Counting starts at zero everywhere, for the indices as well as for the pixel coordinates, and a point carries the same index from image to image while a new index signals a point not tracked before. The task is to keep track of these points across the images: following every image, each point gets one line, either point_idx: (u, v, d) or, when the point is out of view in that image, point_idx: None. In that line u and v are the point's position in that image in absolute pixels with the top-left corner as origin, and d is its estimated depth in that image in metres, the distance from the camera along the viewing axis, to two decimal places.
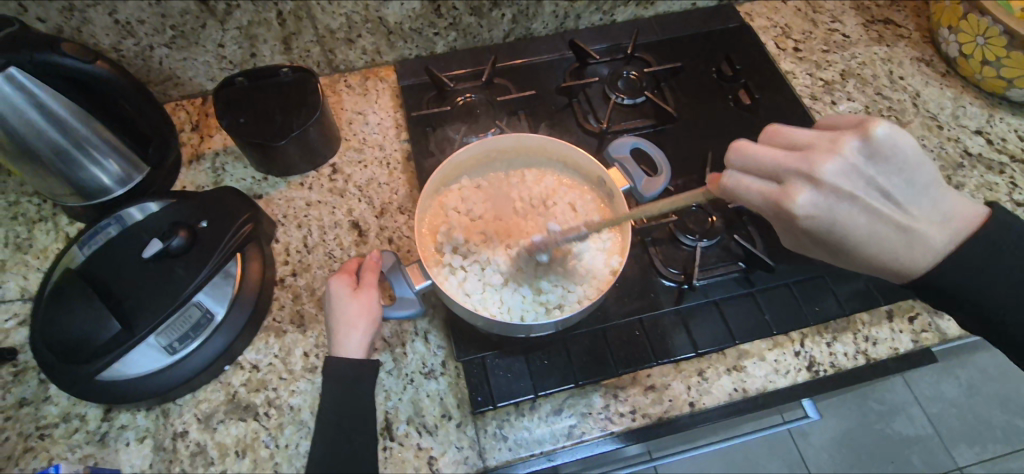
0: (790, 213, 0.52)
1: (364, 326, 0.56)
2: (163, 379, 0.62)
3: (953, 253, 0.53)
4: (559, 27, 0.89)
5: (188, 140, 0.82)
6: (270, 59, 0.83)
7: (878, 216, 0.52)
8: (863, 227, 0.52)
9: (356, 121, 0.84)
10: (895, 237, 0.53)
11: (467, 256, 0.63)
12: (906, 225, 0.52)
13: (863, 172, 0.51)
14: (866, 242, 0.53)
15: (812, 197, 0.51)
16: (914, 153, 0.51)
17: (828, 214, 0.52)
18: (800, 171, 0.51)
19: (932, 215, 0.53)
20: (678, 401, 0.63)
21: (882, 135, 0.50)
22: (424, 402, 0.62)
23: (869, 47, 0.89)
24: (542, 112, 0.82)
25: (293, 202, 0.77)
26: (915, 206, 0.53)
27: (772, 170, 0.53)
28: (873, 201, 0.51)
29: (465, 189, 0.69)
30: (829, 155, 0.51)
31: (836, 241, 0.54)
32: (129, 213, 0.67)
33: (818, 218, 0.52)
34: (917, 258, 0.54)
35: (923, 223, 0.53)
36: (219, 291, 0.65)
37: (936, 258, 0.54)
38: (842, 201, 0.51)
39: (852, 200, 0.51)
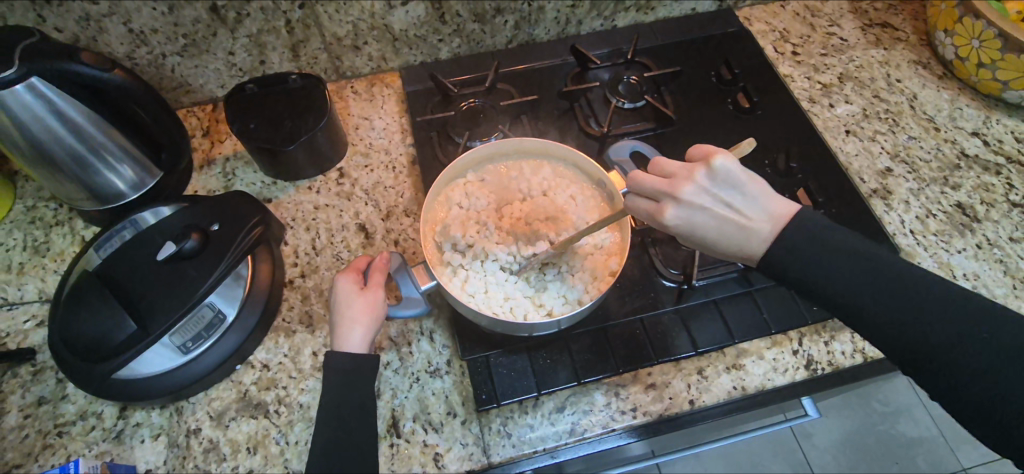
0: (663, 224, 0.56)
1: (367, 323, 0.58)
2: (175, 378, 0.64)
3: (897, 296, 0.49)
4: (561, 33, 0.91)
5: (199, 145, 0.84)
6: (279, 66, 0.85)
7: (725, 223, 0.54)
8: (711, 232, 0.55)
9: (363, 126, 0.86)
10: (735, 235, 0.54)
11: (470, 253, 0.64)
12: (746, 230, 0.53)
13: (708, 190, 0.54)
14: (728, 250, 0.56)
15: (679, 211, 0.55)
16: (740, 169, 0.53)
17: (693, 223, 0.55)
18: (663, 192, 0.55)
19: (755, 209, 0.54)
20: (677, 398, 0.65)
21: (719, 163, 0.53)
22: (429, 400, 0.64)
23: (866, 50, 0.90)
24: (544, 116, 0.83)
25: (302, 205, 0.79)
26: (749, 206, 0.54)
27: (642, 191, 0.57)
28: (721, 211, 0.54)
29: (470, 184, 0.70)
30: (680, 179, 0.54)
31: (700, 241, 0.57)
32: (142, 217, 0.70)
33: (682, 226, 0.55)
34: (754, 250, 0.54)
35: (756, 225, 0.53)
36: (230, 293, 0.67)
37: (778, 247, 0.52)
38: (697, 216, 0.54)
39: (703, 212, 0.54)
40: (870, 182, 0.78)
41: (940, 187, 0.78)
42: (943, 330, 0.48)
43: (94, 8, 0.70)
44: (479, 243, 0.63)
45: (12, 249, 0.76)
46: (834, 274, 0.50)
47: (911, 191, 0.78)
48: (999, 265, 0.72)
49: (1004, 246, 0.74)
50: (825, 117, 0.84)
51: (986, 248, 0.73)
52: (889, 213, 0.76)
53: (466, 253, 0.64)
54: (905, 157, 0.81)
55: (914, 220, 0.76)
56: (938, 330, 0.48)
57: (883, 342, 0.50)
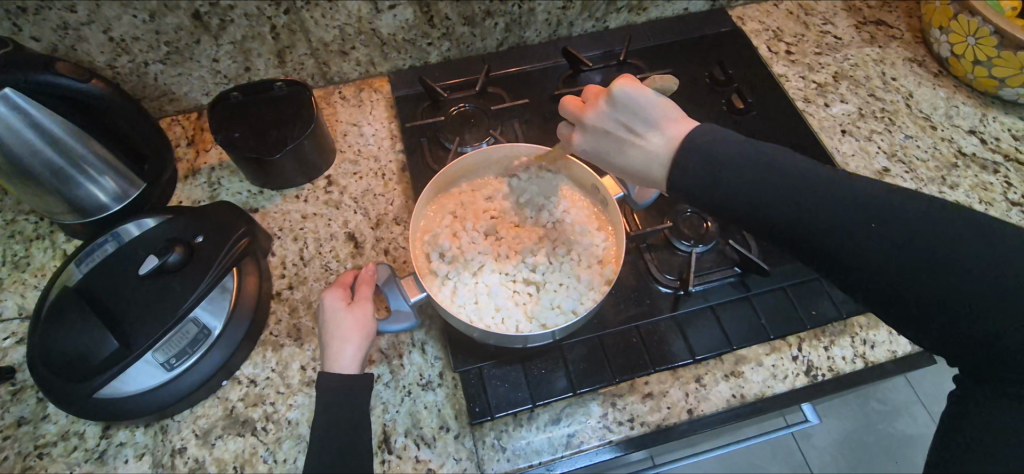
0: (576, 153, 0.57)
1: (358, 339, 0.56)
2: (162, 395, 0.62)
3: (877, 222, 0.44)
4: (552, 35, 0.90)
5: (184, 155, 0.82)
6: (265, 73, 0.83)
7: (622, 148, 0.53)
8: (612, 157, 0.54)
9: (351, 132, 0.84)
10: (632, 159, 0.52)
11: (459, 263, 0.62)
12: (641, 152, 0.51)
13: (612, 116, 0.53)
14: (628, 175, 0.54)
15: (592, 136, 0.55)
16: (630, 93, 0.51)
17: (600, 148, 0.55)
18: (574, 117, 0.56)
19: (651, 128, 0.51)
20: (676, 408, 0.63)
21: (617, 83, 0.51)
22: (422, 414, 0.62)
23: (861, 48, 0.89)
24: (536, 120, 0.82)
25: (289, 215, 0.77)
26: (648, 129, 0.51)
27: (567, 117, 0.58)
28: (623, 134, 0.53)
29: (464, 194, 0.69)
30: (591, 106, 0.55)
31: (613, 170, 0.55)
32: (126, 230, 0.67)
33: (588, 155, 0.56)
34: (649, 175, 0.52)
35: (653, 146, 0.51)
36: (217, 306, 0.65)
37: (670, 172, 0.50)
38: (599, 141, 0.55)
39: (605, 137, 0.54)
40: None
41: (938, 187, 0.77)
42: (934, 263, 0.43)
43: (72, 17, 0.68)
44: (468, 252, 0.63)
45: None
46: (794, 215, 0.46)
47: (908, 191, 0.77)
48: None
49: None
50: (821, 117, 0.83)
51: None
52: None
53: (455, 262, 0.62)
54: (902, 156, 0.79)
55: None
56: (935, 262, 0.43)
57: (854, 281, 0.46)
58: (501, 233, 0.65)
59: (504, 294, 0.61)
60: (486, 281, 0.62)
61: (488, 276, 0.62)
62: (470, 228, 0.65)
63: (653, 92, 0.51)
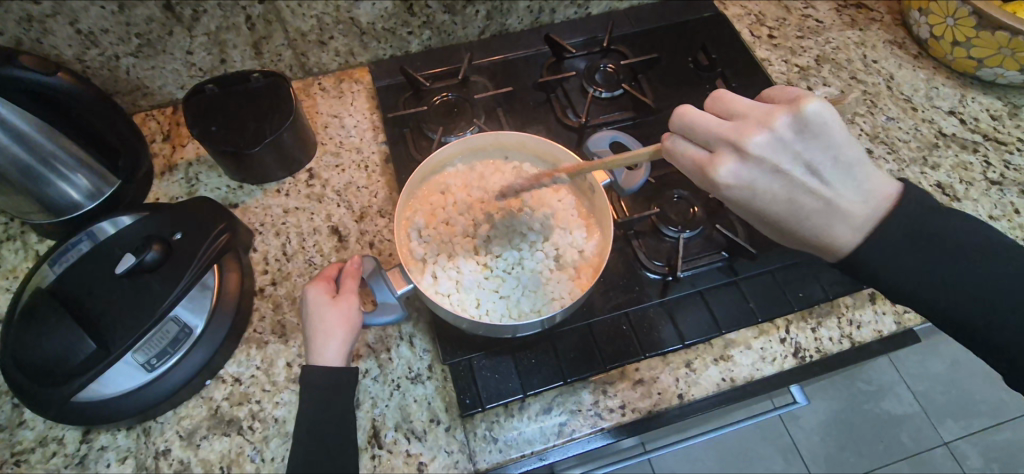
0: (717, 184, 0.51)
1: (342, 334, 0.54)
2: (143, 396, 0.61)
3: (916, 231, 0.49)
4: (534, 22, 0.88)
5: (160, 151, 0.80)
6: (241, 65, 0.81)
7: (813, 191, 0.49)
8: (803, 197, 0.50)
9: (332, 124, 0.82)
10: (817, 209, 0.50)
11: (434, 245, 0.60)
12: (863, 192, 0.50)
13: (789, 145, 0.48)
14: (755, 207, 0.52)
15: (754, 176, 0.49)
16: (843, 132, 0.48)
17: (753, 179, 0.49)
18: (727, 140, 0.50)
19: (840, 179, 0.49)
20: (666, 393, 0.63)
21: (822, 118, 0.47)
22: (411, 408, 0.61)
23: (842, 32, 0.89)
24: (519, 108, 0.81)
25: (271, 210, 0.76)
26: (838, 178, 0.49)
27: (703, 136, 0.51)
28: (809, 183, 0.49)
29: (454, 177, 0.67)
30: (760, 129, 0.48)
31: (759, 208, 0.52)
32: (101, 228, 0.66)
33: (741, 187, 0.50)
34: (833, 231, 0.50)
35: (849, 199, 0.50)
36: (197, 304, 0.64)
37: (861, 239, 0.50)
38: (750, 178, 0.49)
39: (776, 173, 0.49)
40: None
41: (920, 167, 0.77)
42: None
43: (36, 8, 0.65)
44: (444, 236, 0.61)
45: None
46: (902, 268, 0.49)
47: (891, 172, 0.77)
48: None
49: None
50: None
51: None
52: None
53: (430, 245, 0.60)
54: (885, 138, 0.80)
55: None
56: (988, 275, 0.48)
57: (935, 320, 0.51)
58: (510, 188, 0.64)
59: (473, 281, 0.58)
60: (459, 266, 0.59)
61: (465, 263, 0.59)
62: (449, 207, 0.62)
63: (825, 140, 0.48)
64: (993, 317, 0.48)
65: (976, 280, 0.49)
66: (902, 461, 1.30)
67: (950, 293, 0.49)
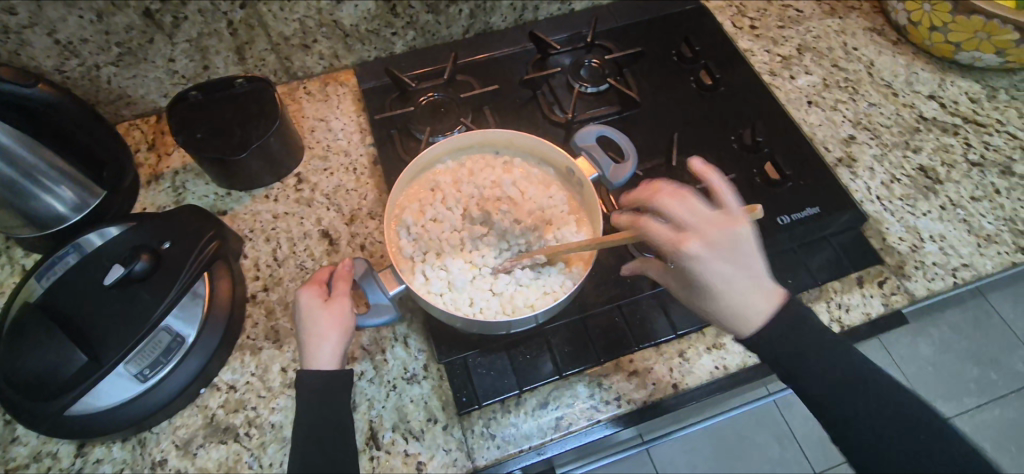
0: (678, 255, 0.57)
1: (336, 336, 0.54)
2: (136, 408, 0.60)
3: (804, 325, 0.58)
4: (518, 19, 0.89)
5: (145, 161, 0.80)
6: (225, 71, 0.80)
7: (742, 280, 0.57)
8: (729, 282, 0.57)
9: (319, 128, 0.82)
10: (734, 290, 0.57)
11: (422, 243, 0.59)
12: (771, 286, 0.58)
13: (733, 249, 0.56)
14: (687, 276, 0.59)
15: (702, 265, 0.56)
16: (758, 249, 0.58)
17: (699, 261, 0.56)
18: (692, 228, 0.57)
19: (758, 277, 0.58)
20: (661, 383, 0.64)
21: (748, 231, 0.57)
22: (408, 408, 0.62)
23: (822, 20, 0.90)
24: (506, 106, 0.81)
25: (260, 215, 0.75)
26: (756, 272, 0.57)
27: (674, 222, 0.58)
28: (734, 273, 0.57)
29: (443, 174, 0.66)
30: (717, 229, 0.56)
31: (691, 279, 0.58)
32: (88, 240, 0.65)
33: (692, 264, 0.57)
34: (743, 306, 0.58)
35: (764, 290, 0.58)
36: (190, 313, 0.63)
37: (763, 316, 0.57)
38: (699, 260, 0.56)
39: (719, 261, 0.56)
40: (834, 151, 0.78)
41: (902, 152, 0.78)
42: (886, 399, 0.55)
43: (13, 19, 0.64)
44: (432, 232, 0.60)
45: None
46: (791, 342, 0.57)
47: (874, 157, 0.78)
48: (963, 225, 0.73)
49: (967, 206, 0.74)
50: (787, 89, 0.84)
51: (949, 209, 0.74)
52: (854, 181, 0.76)
53: (418, 242, 0.60)
54: (867, 124, 0.81)
55: (879, 186, 0.76)
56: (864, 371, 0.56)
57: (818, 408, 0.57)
58: (501, 184, 0.64)
59: (463, 279, 0.58)
60: (448, 265, 0.58)
61: (452, 261, 0.59)
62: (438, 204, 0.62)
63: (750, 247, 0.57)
64: (863, 409, 0.55)
65: (847, 356, 0.57)
66: None
67: (827, 382, 0.56)
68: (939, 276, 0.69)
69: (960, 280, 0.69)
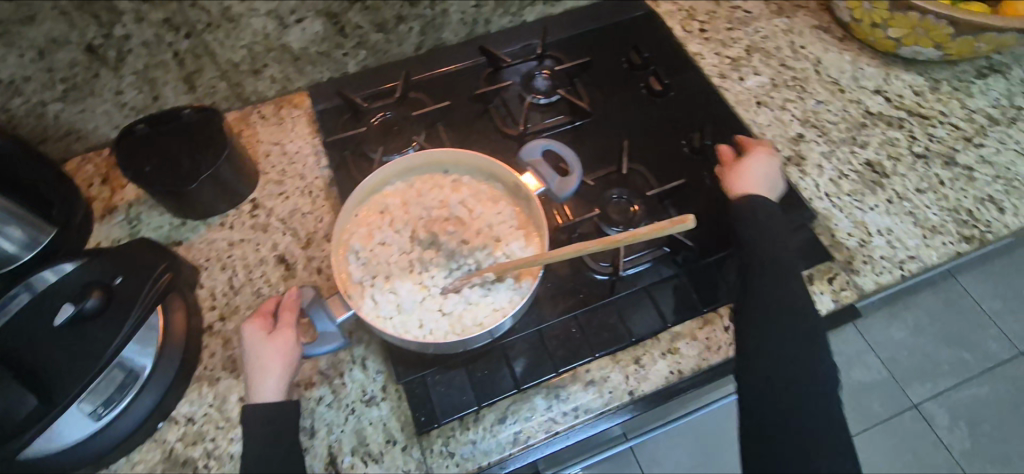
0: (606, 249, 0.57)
1: (280, 369, 0.54)
2: (93, 446, 0.60)
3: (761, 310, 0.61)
4: (470, 34, 0.89)
5: (98, 195, 0.79)
6: (176, 101, 0.80)
7: None
8: None
9: (273, 152, 0.82)
10: None
11: (371, 267, 0.60)
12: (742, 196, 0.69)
13: None
14: None
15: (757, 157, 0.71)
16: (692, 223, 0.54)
17: None
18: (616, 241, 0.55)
19: None
20: (617, 391, 0.64)
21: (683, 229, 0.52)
22: (367, 431, 0.62)
23: (770, 20, 0.92)
24: (459, 122, 0.81)
25: (215, 244, 0.75)
26: None
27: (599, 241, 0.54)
28: None
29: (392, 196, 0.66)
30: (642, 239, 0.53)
31: None
32: (40, 278, 0.65)
33: None
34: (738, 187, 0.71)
35: None
36: (144, 347, 0.63)
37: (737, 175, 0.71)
38: None
39: None
40: (783, 150, 0.80)
41: (849, 147, 0.80)
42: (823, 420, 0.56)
43: None
44: (381, 256, 0.60)
45: None
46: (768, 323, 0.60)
47: (822, 154, 0.79)
48: (909, 217, 0.74)
49: (912, 198, 0.76)
50: (736, 90, 0.85)
51: (896, 202, 0.75)
52: (804, 179, 0.77)
53: (367, 267, 0.60)
54: (815, 121, 0.82)
55: (828, 183, 0.77)
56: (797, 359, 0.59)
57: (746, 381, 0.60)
58: (450, 204, 0.65)
59: (412, 301, 0.58)
60: (397, 288, 0.59)
61: (401, 284, 0.59)
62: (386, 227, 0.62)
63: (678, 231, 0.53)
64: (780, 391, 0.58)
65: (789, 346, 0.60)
66: (873, 426, 1.36)
67: (765, 361, 0.59)
68: (887, 269, 0.71)
69: (907, 272, 0.71)
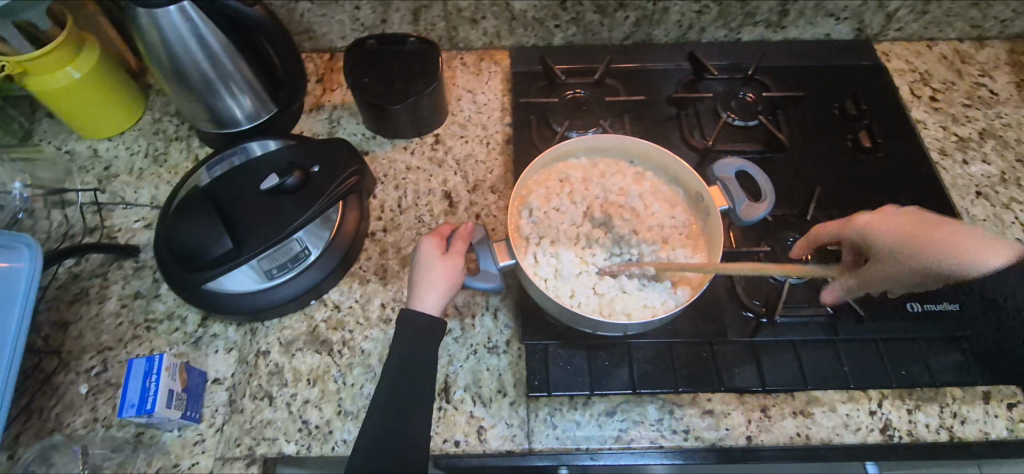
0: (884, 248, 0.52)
1: (445, 286, 0.59)
2: (255, 299, 0.68)
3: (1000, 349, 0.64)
4: (681, 37, 0.88)
5: (312, 91, 0.89)
6: (398, 28, 0.87)
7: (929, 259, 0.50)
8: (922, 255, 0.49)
9: (465, 98, 0.87)
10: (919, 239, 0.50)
11: (541, 228, 0.62)
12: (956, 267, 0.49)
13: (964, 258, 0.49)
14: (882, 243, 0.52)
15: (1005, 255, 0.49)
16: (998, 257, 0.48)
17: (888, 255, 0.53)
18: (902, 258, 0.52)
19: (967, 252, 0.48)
20: (734, 431, 0.62)
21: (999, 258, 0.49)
22: (483, 374, 0.65)
23: (1019, 109, 0.81)
24: (645, 119, 0.81)
25: (395, 164, 0.82)
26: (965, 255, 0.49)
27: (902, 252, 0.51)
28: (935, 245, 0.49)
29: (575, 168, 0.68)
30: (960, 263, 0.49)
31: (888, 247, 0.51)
32: (251, 147, 0.76)
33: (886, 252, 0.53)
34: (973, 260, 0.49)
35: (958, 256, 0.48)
36: (318, 232, 0.71)
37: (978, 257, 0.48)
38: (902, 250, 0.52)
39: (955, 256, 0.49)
40: None
41: None
42: None
43: None
44: (553, 220, 0.62)
45: (136, 155, 0.85)
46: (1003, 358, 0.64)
47: None
48: None
49: None
50: (956, 173, 0.77)
51: None
52: None
53: (537, 226, 0.62)
54: None
55: None
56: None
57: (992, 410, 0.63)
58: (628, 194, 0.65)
59: (572, 271, 0.59)
60: (560, 253, 0.60)
61: (564, 251, 0.61)
62: (565, 196, 0.64)
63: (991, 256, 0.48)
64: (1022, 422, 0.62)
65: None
66: None
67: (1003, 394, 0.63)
68: None
69: None
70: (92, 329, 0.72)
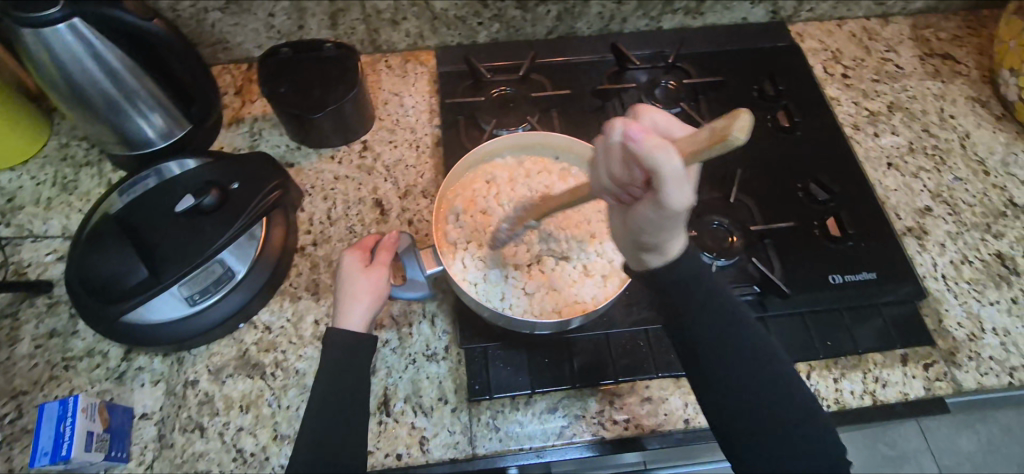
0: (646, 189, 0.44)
1: (368, 300, 0.57)
2: (179, 328, 0.65)
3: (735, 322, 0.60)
4: (604, 29, 0.88)
5: (230, 104, 0.85)
6: (317, 33, 0.85)
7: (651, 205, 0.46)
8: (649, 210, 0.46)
9: (391, 102, 0.85)
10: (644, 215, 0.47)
11: (466, 232, 0.62)
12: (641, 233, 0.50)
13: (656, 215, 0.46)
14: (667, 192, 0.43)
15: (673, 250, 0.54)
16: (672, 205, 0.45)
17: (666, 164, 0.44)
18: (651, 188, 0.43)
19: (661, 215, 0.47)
20: (672, 416, 0.63)
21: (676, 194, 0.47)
22: (423, 383, 0.64)
23: (923, 81, 0.86)
24: (572, 113, 0.81)
25: (322, 174, 0.79)
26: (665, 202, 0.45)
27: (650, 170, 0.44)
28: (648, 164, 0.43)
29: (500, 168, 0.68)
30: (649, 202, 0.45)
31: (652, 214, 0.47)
32: (167, 167, 0.72)
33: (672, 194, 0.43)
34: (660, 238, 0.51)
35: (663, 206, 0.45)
36: (243, 252, 0.68)
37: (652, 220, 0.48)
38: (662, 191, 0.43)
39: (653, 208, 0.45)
40: (905, 219, 0.75)
41: (981, 233, 0.74)
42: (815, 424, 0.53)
43: None
44: (479, 224, 0.63)
45: (42, 183, 0.80)
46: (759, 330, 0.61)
47: (948, 233, 0.74)
48: None
49: None
50: (868, 145, 0.80)
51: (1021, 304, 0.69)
52: (921, 254, 0.72)
53: (464, 231, 0.63)
54: (947, 198, 0.76)
55: (948, 265, 0.72)
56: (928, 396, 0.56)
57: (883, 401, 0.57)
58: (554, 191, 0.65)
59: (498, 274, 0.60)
60: (486, 257, 0.61)
61: (490, 255, 0.61)
62: (490, 198, 0.64)
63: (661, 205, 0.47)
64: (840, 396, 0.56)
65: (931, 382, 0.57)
66: None
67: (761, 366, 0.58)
68: (993, 372, 0.66)
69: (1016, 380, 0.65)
70: (3, 374, 0.67)
